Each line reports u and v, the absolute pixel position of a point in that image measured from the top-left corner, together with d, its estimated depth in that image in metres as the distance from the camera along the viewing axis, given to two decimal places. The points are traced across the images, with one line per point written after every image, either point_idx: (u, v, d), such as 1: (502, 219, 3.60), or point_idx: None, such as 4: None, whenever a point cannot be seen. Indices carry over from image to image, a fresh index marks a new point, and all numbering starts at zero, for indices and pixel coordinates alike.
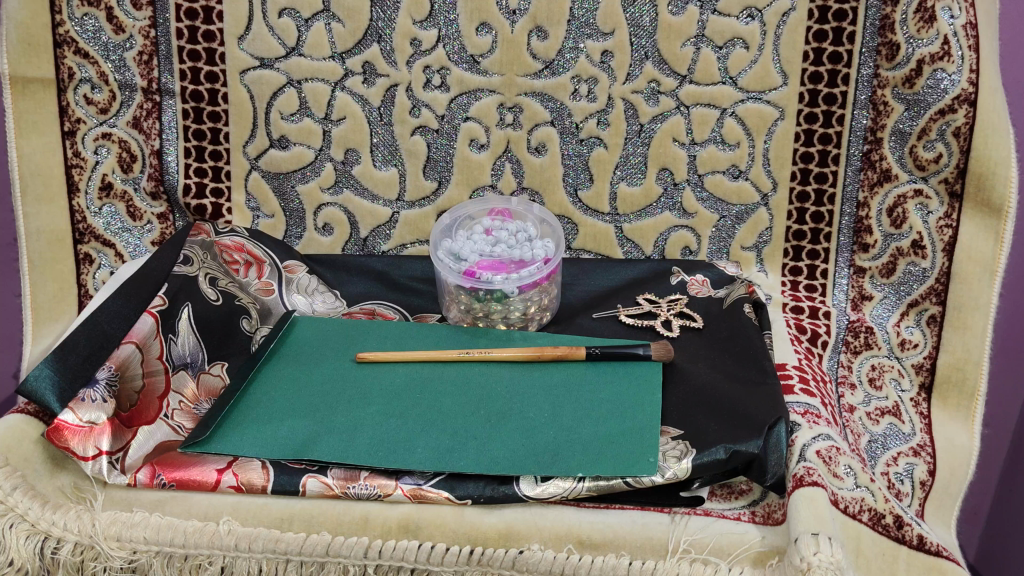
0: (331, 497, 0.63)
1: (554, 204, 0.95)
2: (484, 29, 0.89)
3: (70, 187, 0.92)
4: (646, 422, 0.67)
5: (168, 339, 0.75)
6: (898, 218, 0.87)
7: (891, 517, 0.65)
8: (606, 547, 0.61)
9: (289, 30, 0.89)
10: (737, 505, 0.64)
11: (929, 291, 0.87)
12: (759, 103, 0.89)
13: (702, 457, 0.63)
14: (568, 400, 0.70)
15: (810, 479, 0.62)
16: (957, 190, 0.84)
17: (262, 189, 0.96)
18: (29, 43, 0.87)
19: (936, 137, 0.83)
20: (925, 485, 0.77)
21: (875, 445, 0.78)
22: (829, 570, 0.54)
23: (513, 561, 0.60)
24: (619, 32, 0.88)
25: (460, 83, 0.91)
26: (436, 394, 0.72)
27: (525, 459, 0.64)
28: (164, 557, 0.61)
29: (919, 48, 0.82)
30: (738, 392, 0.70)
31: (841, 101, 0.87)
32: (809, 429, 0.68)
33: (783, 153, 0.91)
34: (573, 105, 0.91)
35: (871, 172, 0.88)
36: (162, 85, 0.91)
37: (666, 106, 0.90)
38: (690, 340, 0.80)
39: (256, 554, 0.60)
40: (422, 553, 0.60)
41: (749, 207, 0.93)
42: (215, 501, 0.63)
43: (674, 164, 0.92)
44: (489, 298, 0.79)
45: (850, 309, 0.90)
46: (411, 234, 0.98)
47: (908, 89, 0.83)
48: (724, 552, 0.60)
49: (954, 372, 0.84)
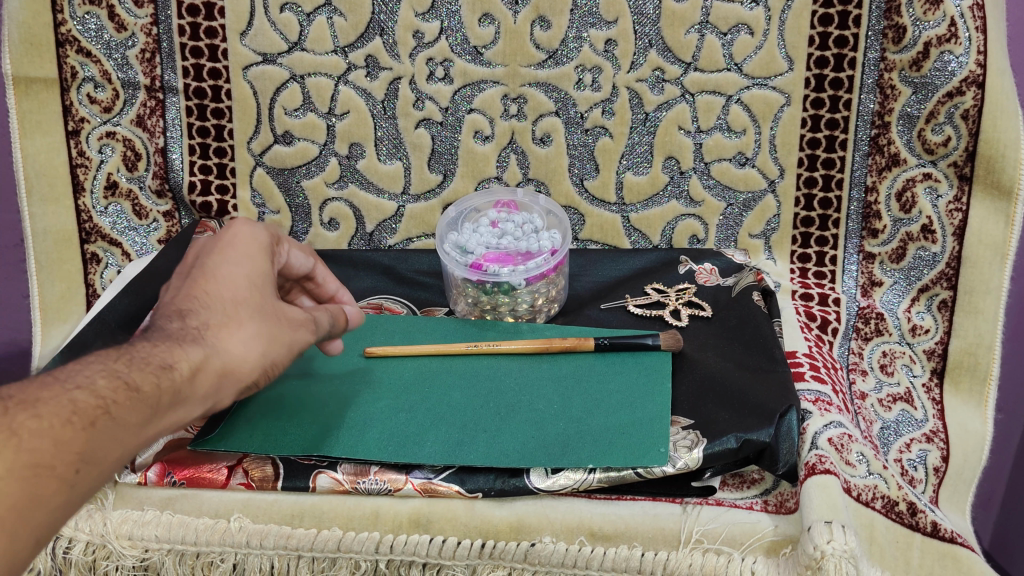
0: (343, 492, 0.64)
1: (560, 194, 0.95)
2: (487, 20, 0.88)
3: (75, 187, 0.92)
4: (656, 413, 0.66)
5: None
6: (907, 203, 0.86)
7: (904, 504, 0.65)
8: (618, 538, 0.61)
9: (291, 24, 0.89)
10: (749, 494, 0.65)
11: (939, 276, 0.86)
12: (765, 89, 0.88)
13: (714, 446, 0.63)
14: (576, 391, 0.70)
15: (822, 467, 0.62)
16: (966, 173, 0.83)
17: (267, 185, 0.95)
18: (31, 44, 0.87)
19: (944, 120, 0.82)
20: (939, 471, 0.77)
21: (887, 432, 0.79)
22: (843, 559, 0.54)
23: (526, 554, 0.61)
24: (622, 20, 0.87)
25: (463, 75, 0.90)
26: (444, 386, 0.71)
27: (535, 452, 0.64)
28: (176, 555, 0.62)
29: (925, 30, 0.81)
30: (748, 380, 0.70)
31: (848, 86, 0.86)
32: (821, 416, 0.68)
33: (791, 138, 0.90)
34: (578, 95, 0.90)
35: (880, 157, 0.87)
36: (164, 83, 0.91)
37: (671, 93, 0.89)
38: (700, 329, 0.79)
39: (268, 551, 0.61)
40: (434, 548, 0.61)
41: (756, 194, 0.92)
42: (225, 498, 0.64)
43: (680, 152, 0.92)
44: (496, 291, 0.79)
45: (860, 296, 0.89)
46: (417, 227, 0.97)
47: (915, 72, 0.82)
48: (737, 542, 0.60)
49: (967, 357, 0.83)
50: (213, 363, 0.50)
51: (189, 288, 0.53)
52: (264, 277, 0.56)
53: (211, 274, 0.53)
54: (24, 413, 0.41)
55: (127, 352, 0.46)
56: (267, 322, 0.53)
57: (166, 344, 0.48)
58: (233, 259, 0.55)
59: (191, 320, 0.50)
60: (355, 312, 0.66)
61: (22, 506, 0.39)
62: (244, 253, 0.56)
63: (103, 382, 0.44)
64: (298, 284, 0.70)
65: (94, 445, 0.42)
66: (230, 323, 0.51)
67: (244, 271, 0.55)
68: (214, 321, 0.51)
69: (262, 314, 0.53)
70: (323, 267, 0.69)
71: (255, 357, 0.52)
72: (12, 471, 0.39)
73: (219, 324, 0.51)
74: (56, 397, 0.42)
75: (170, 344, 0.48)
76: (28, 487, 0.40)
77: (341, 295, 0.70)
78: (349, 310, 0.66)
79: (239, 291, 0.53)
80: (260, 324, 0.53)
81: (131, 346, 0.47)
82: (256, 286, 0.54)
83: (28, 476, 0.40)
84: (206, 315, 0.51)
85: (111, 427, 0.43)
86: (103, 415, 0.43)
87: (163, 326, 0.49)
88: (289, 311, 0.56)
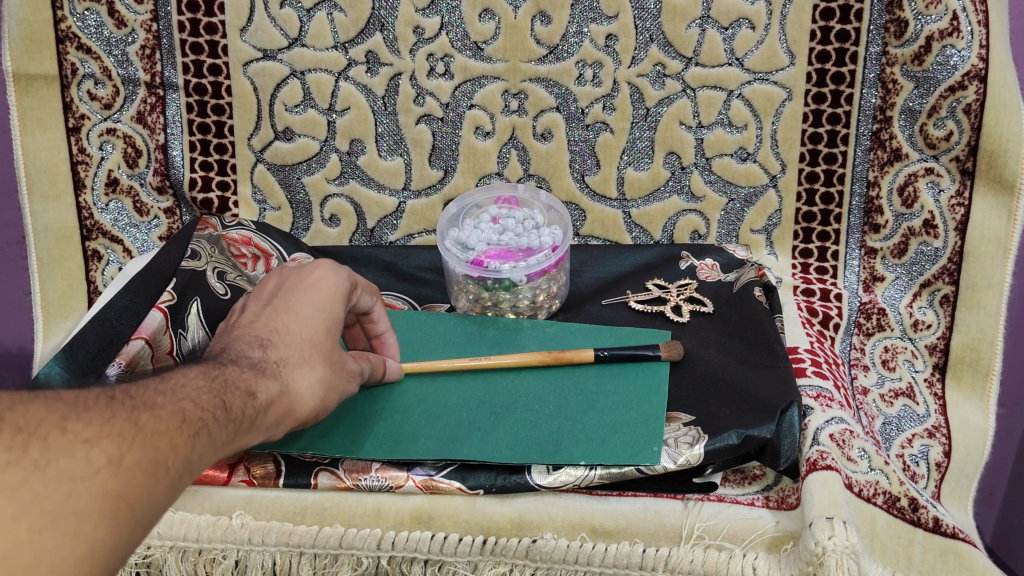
0: (343, 489, 0.64)
1: (561, 189, 0.95)
2: (487, 15, 0.88)
3: (76, 184, 0.92)
4: (652, 411, 0.67)
5: (178, 334, 0.73)
6: (909, 197, 0.86)
7: (906, 500, 0.65)
8: (619, 534, 0.61)
9: (291, 20, 0.89)
10: (750, 490, 0.65)
11: (942, 271, 0.86)
12: (766, 84, 0.88)
13: (714, 443, 0.63)
14: (574, 390, 0.69)
15: (824, 463, 0.62)
16: (969, 168, 0.83)
17: (268, 181, 0.95)
18: (31, 40, 0.87)
19: (947, 114, 0.82)
20: (941, 466, 0.77)
21: (889, 428, 0.79)
22: (845, 554, 0.54)
23: (526, 550, 0.61)
24: (623, 15, 0.87)
25: (463, 70, 0.90)
26: (442, 381, 0.70)
27: (529, 449, 0.64)
28: (178, 552, 0.62)
29: (927, 24, 0.80)
30: (749, 376, 0.69)
31: (849, 80, 0.86)
32: (823, 413, 0.68)
33: (792, 133, 0.90)
34: (578, 91, 0.90)
35: (882, 151, 0.87)
36: (164, 79, 0.90)
37: (672, 89, 0.89)
38: (701, 325, 0.79)
39: (270, 548, 0.62)
40: (435, 545, 0.61)
41: (758, 188, 0.92)
42: (227, 495, 0.64)
43: (681, 147, 0.91)
44: (498, 286, 0.79)
45: (862, 291, 0.89)
46: (418, 223, 0.97)
47: (917, 66, 0.82)
48: (738, 538, 0.60)
49: (969, 352, 0.83)
50: (283, 401, 0.51)
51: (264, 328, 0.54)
52: (336, 325, 0.58)
53: (291, 315, 0.56)
54: (145, 413, 0.41)
55: (222, 373, 0.47)
56: (329, 370, 0.55)
57: (252, 373, 0.49)
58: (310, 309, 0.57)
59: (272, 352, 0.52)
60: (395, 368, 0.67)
61: (146, 498, 0.38)
62: (321, 303, 0.57)
63: (205, 398, 0.44)
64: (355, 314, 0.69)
65: (195, 457, 0.42)
66: (302, 363, 0.53)
67: (322, 317, 0.57)
68: (290, 359, 0.53)
69: (331, 363, 0.55)
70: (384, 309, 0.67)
71: (314, 403, 0.53)
72: (138, 463, 0.38)
73: (295, 363, 0.53)
74: (170, 404, 0.42)
75: (253, 374, 0.49)
76: (150, 478, 0.39)
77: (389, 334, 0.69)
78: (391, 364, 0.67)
79: (318, 334, 0.55)
80: (326, 370, 0.55)
81: (224, 368, 0.48)
82: (331, 333, 0.57)
83: (148, 468, 0.39)
84: (285, 351, 0.53)
85: (208, 441, 0.43)
86: (204, 429, 0.43)
87: (245, 353, 0.51)
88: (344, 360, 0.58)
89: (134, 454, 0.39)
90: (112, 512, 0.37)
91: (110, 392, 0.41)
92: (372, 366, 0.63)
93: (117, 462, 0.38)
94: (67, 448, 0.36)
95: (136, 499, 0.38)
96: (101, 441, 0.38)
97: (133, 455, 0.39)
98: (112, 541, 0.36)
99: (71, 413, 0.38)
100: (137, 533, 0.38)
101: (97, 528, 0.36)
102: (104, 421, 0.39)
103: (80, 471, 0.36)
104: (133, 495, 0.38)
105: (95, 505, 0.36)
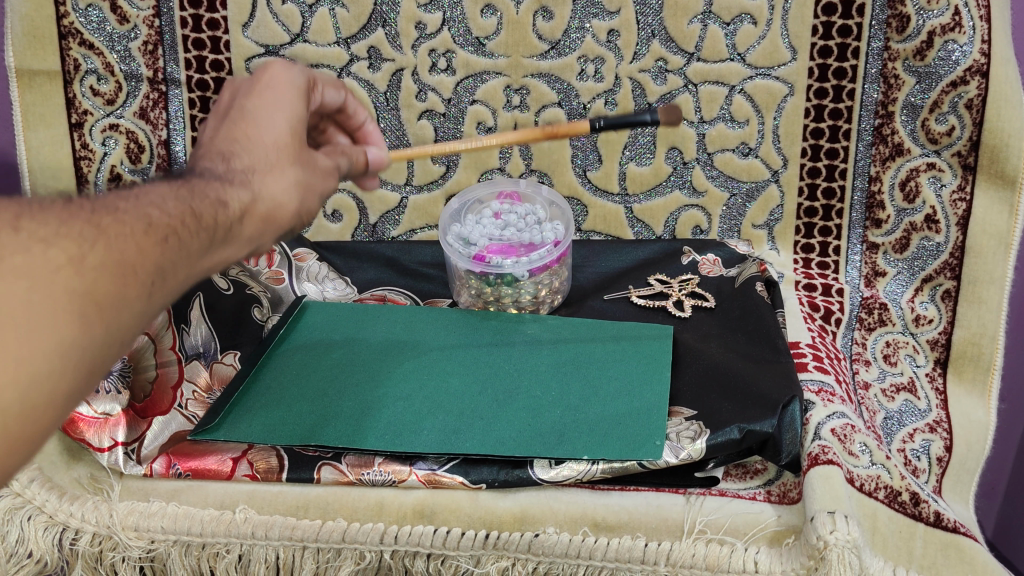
0: (346, 484, 0.65)
1: (564, 185, 0.95)
2: (488, 11, 0.88)
3: (79, 179, 0.92)
4: (653, 402, 0.67)
5: (180, 329, 0.75)
6: (910, 192, 0.86)
7: (908, 494, 0.65)
8: (621, 528, 0.61)
9: (293, 16, 0.89)
10: (751, 485, 0.65)
11: (943, 265, 0.86)
12: (768, 79, 0.88)
13: (716, 438, 0.63)
14: (575, 382, 0.70)
15: (825, 458, 0.62)
16: (970, 163, 0.83)
17: None
18: (33, 35, 0.87)
19: (948, 110, 0.82)
20: (942, 461, 0.77)
21: (891, 422, 0.79)
22: (846, 549, 0.55)
23: (529, 544, 0.61)
24: (625, 10, 0.87)
25: (465, 66, 0.90)
26: (443, 373, 0.71)
27: (531, 442, 0.64)
28: (182, 546, 0.63)
29: (930, 19, 0.80)
30: (750, 369, 0.70)
31: (852, 75, 0.85)
32: (824, 407, 0.68)
33: (795, 128, 0.89)
34: (580, 86, 0.90)
35: (883, 147, 0.86)
36: (167, 75, 0.90)
37: (674, 84, 0.89)
38: (702, 320, 0.79)
39: (273, 542, 0.62)
40: (437, 538, 0.62)
41: (759, 183, 0.92)
42: (231, 489, 0.64)
43: (683, 142, 0.91)
44: (499, 281, 0.79)
45: (864, 287, 0.90)
46: (420, 219, 0.97)
47: (919, 61, 0.82)
48: (740, 532, 0.60)
49: (970, 347, 0.84)
50: (260, 207, 0.50)
51: (229, 133, 0.52)
52: (302, 124, 0.55)
53: (252, 120, 0.52)
54: (107, 218, 0.42)
55: (188, 185, 0.47)
56: (305, 171, 0.53)
57: (219, 184, 0.48)
58: (272, 106, 0.54)
59: (238, 161, 0.50)
60: (378, 153, 0.66)
61: (116, 300, 0.40)
62: (281, 96, 0.55)
63: (173, 205, 0.45)
64: (330, 120, 0.72)
65: (168, 264, 0.43)
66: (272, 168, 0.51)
67: (285, 118, 0.53)
68: (258, 165, 0.51)
69: (303, 163, 0.53)
70: (354, 98, 0.70)
71: (294, 204, 0.52)
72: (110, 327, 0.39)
73: (265, 170, 0.51)
74: (135, 209, 0.44)
75: (221, 185, 0.49)
76: (119, 281, 0.40)
77: (367, 127, 0.72)
78: (371, 151, 0.65)
79: (282, 138, 0.52)
80: (301, 172, 0.52)
81: (189, 179, 0.48)
82: (297, 135, 0.53)
83: (118, 275, 0.40)
84: (250, 158, 0.51)
85: (179, 248, 0.44)
86: (172, 234, 0.44)
87: (210, 168, 0.50)
88: (318, 160, 0.56)
89: (95, 256, 0.39)
90: (83, 312, 0.38)
91: (69, 200, 0.42)
92: (350, 163, 0.62)
93: (79, 263, 0.38)
94: (22, 246, 0.37)
95: (105, 300, 0.39)
96: (60, 243, 0.38)
97: (95, 257, 0.39)
98: (86, 338, 0.38)
99: (24, 214, 0.39)
100: (114, 335, 0.40)
101: (68, 324, 0.37)
102: (61, 223, 0.40)
103: (38, 266, 0.37)
104: (101, 297, 0.39)
105: (65, 305, 0.37)
